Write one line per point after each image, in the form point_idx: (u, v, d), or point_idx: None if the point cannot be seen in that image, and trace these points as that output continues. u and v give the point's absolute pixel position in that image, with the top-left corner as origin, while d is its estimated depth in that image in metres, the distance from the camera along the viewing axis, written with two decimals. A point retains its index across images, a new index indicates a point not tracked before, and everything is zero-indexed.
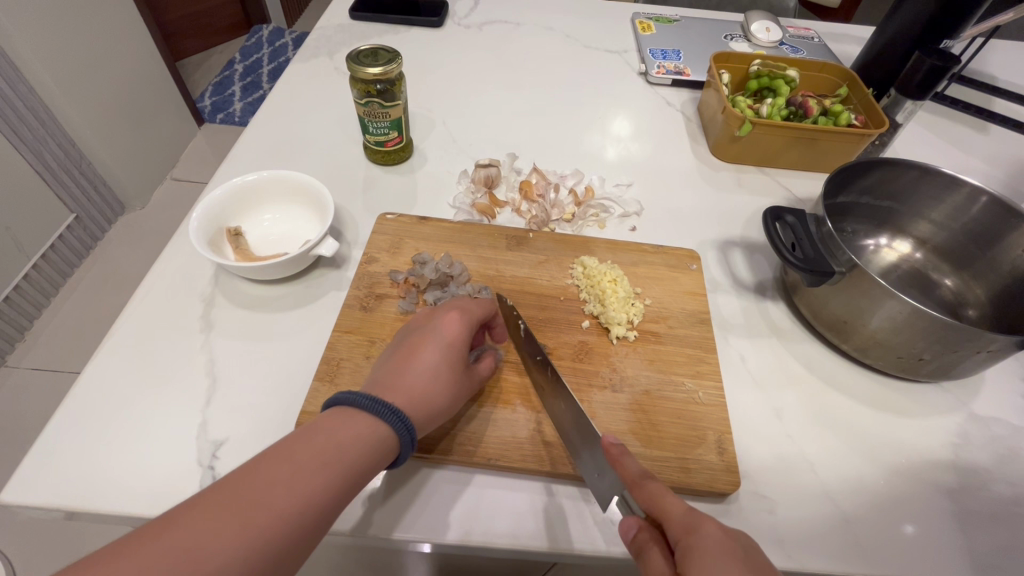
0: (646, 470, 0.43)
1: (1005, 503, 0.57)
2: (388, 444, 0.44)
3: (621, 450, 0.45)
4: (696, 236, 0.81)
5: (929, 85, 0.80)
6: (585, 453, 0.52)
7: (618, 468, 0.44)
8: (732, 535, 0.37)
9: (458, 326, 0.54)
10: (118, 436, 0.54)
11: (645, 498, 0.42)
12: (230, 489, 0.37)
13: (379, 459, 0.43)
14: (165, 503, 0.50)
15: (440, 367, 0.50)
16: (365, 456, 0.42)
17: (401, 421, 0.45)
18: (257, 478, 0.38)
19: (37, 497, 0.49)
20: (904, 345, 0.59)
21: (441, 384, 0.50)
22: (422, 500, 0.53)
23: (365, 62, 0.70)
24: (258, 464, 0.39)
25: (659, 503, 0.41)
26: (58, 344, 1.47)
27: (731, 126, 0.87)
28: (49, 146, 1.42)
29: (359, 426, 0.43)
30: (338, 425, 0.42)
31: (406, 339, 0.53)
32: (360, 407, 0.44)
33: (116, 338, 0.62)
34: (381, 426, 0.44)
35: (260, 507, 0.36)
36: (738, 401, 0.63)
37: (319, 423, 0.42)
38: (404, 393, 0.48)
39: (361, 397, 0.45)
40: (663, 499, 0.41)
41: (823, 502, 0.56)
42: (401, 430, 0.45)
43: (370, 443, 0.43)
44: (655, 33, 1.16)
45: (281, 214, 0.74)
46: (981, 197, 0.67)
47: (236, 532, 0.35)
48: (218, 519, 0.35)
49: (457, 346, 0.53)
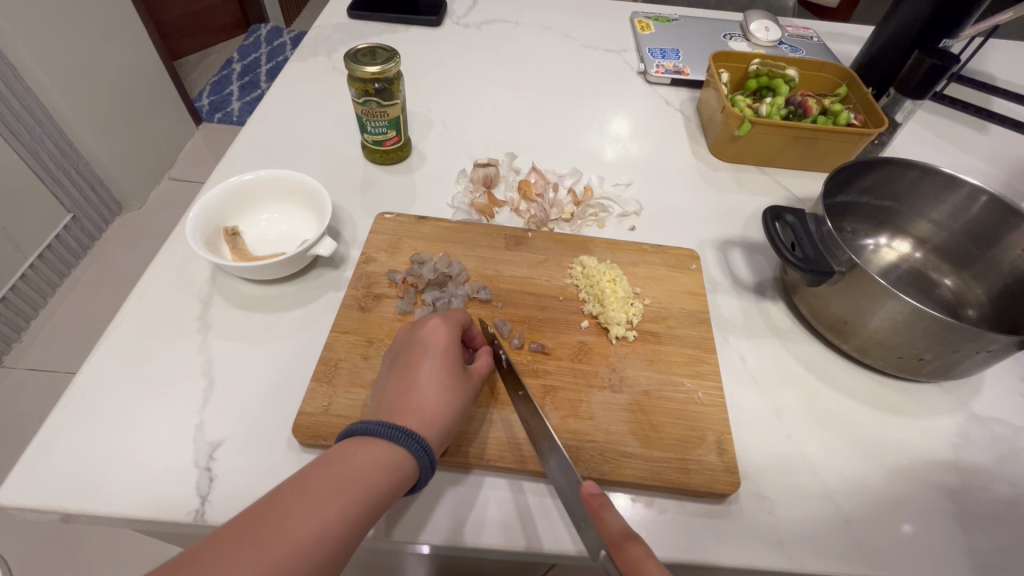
0: (628, 530, 0.41)
1: (1005, 503, 0.57)
2: (407, 466, 0.44)
3: (603, 502, 0.42)
4: (695, 236, 0.81)
5: (929, 84, 0.80)
6: (551, 459, 0.50)
7: (602, 526, 0.42)
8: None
9: (444, 331, 0.54)
10: (116, 437, 0.54)
11: (626, 565, 0.39)
12: (250, 524, 0.36)
13: (398, 484, 0.43)
14: (162, 505, 0.50)
15: (442, 378, 0.50)
16: (384, 480, 0.42)
17: (418, 441, 0.45)
18: (276, 511, 0.38)
19: (33, 499, 0.49)
20: (905, 345, 0.59)
21: (447, 396, 0.49)
22: (441, 504, 0.52)
23: (362, 60, 0.69)
24: (276, 498, 0.38)
25: (639, 571, 0.39)
26: (54, 344, 1.46)
27: (730, 125, 0.87)
28: (45, 145, 1.42)
29: (375, 453, 0.43)
30: (353, 454, 0.42)
31: (399, 356, 0.53)
32: (374, 435, 0.44)
33: (113, 339, 0.62)
34: (396, 449, 0.44)
35: (281, 539, 0.36)
36: (738, 401, 0.63)
37: (333, 453, 0.42)
38: (414, 414, 0.47)
39: (371, 425, 0.44)
40: (643, 566, 0.39)
41: (824, 503, 0.55)
42: (418, 450, 0.44)
43: (387, 467, 0.43)
44: (654, 32, 1.16)
45: (279, 214, 0.73)
46: (981, 196, 0.66)
47: (258, 564, 0.35)
48: (239, 553, 0.35)
49: (451, 353, 0.52)
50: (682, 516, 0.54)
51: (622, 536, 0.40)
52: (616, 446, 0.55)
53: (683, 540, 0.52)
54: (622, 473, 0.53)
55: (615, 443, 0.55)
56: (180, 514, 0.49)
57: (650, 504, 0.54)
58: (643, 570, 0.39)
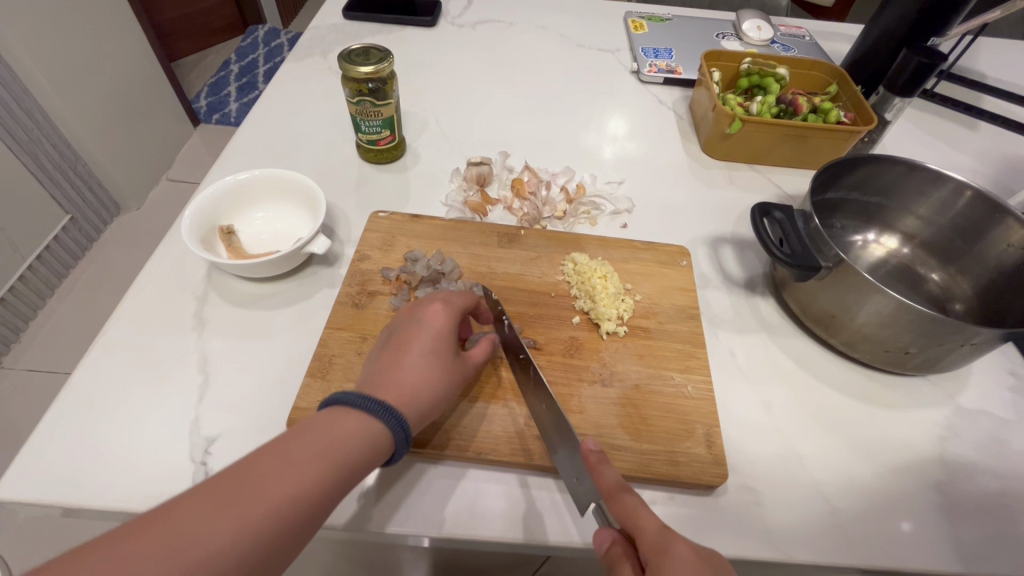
0: (623, 483, 0.43)
1: (991, 495, 0.58)
2: (383, 440, 0.45)
3: (600, 459, 0.45)
4: (687, 232, 0.82)
5: (917, 82, 0.81)
6: (562, 450, 0.52)
7: (598, 480, 0.44)
8: (701, 556, 0.38)
9: (443, 317, 0.54)
10: (111, 432, 0.55)
11: (620, 512, 0.42)
12: (228, 484, 0.37)
13: (375, 455, 0.44)
14: (158, 500, 0.51)
15: (430, 360, 0.51)
16: (362, 449, 0.43)
17: (395, 417, 0.45)
18: (254, 473, 0.38)
19: (31, 494, 0.50)
20: (891, 339, 0.60)
21: (433, 378, 0.50)
22: (416, 494, 0.53)
23: (356, 61, 0.70)
24: (254, 460, 0.39)
25: (633, 519, 0.41)
26: (54, 345, 1.47)
27: (721, 124, 0.88)
28: (44, 147, 1.42)
29: (355, 424, 0.43)
30: (334, 422, 0.43)
31: (395, 334, 0.54)
32: (355, 406, 0.44)
33: (109, 337, 0.62)
34: (375, 423, 0.44)
35: (259, 499, 0.36)
36: (728, 396, 0.64)
37: (313, 421, 0.43)
38: (397, 389, 0.48)
39: (354, 397, 0.45)
40: (638, 513, 0.41)
41: (812, 495, 0.56)
42: (395, 426, 0.45)
43: (366, 438, 0.43)
44: (647, 32, 1.17)
45: (273, 212, 0.74)
46: (967, 191, 0.67)
47: (235, 523, 0.35)
48: (216, 508, 0.35)
49: (445, 338, 0.53)
50: (671, 509, 0.54)
51: (618, 488, 0.43)
52: (606, 439, 0.56)
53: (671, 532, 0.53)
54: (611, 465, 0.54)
55: (605, 436, 0.56)
56: None
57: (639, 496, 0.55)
58: (636, 517, 0.41)
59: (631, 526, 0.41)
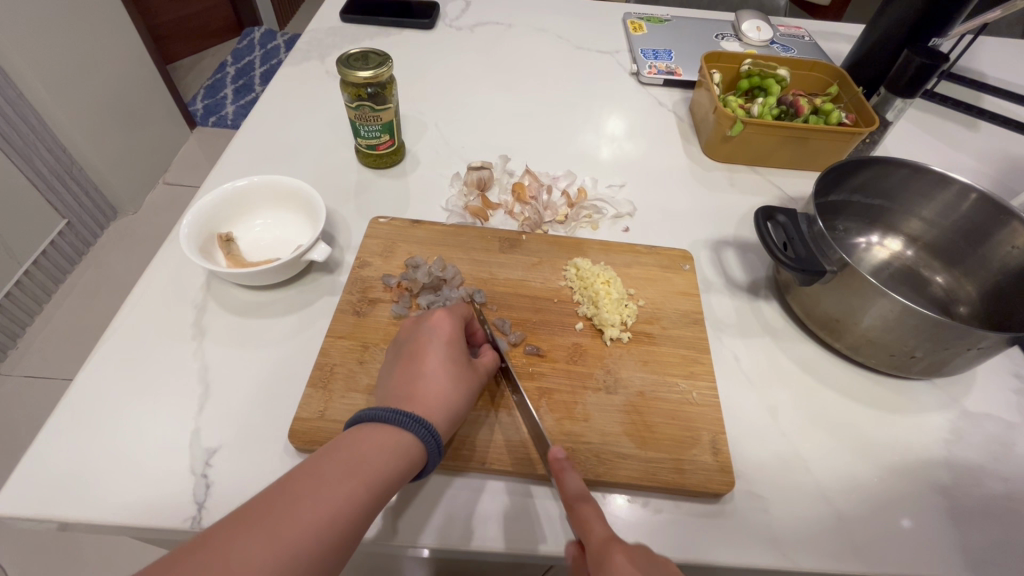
0: (582, 492, 0.45)
1: (998, 499, 0.57)
2: (415, 451, 0.45)
3: (564, 467, 0.47)
4: (690, 236, 0.81)
5: (919, 82, 0.80)
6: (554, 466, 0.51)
7: (561, 486, 0.46)
8: (639, 568, 0.38)
9: (448, 324, 0.55)
10: (113, 443, 0.54)
11: (575, 521, 0.44)
12: (262, 511, 0.37)
13: (407, 468, 0.44)
14: (158, 513, 0.50)
15: (447, 368, 0.51)
16: (392, 464, 0.43)
17: (425, 427, 0.46)
18: (284, 497, 0.38)
19: (30, 508, 0.49)
20: (897, 343, 0.59)
21: (454, 385, 0.50)
22: (439, 506, 0.53)
23: (354, 65, 0.70)
24: (287, 485, 0.39)
25: (585, 528, 0.43)
26: (50, 351, 1.46)
27: (723, 126, 0.88)
28: (40, 152, 1.42)
29: (384, 439, 0.44)
30: (361, 441, 0.43)
31: (404, 348, 0.54)
32: (383, 421, 0.45)
33: (109, 346, 0.62)
34: (405, 435, 0.45)
35: (290, 523, 0.36)
36: (732, 402, 0.63)
37: (342, 442, 0.43)
38: (421, 401, 0.48)
39: (381, 411, 0.45)
40: (590, 524, 0.43)
41: (818, 499, 0.56)
42: (426, 436, 0.45)
43: (397, 451, 0.44)
44: (646, 33, 1.16)
45: (272, 220, 0.73)
46: (971, 194, 0.67)
47: (267, 549, 0.35)
48: (252, 536, 0.35)
49: (455, 345, 0.54)
50: (677, 517, 0.54)
51: (576, 498, 0.45)
52: (611, 447, 0.55)
53: (677, 541, 0.52)
54: (617, 474, 0.54)
55: (610, 445, 0.56)
56: (176, 521, 0.49)
57: (646, 505, 0.54)
58: (589, 527, 0.43)
59: (584, 535, 0.43)
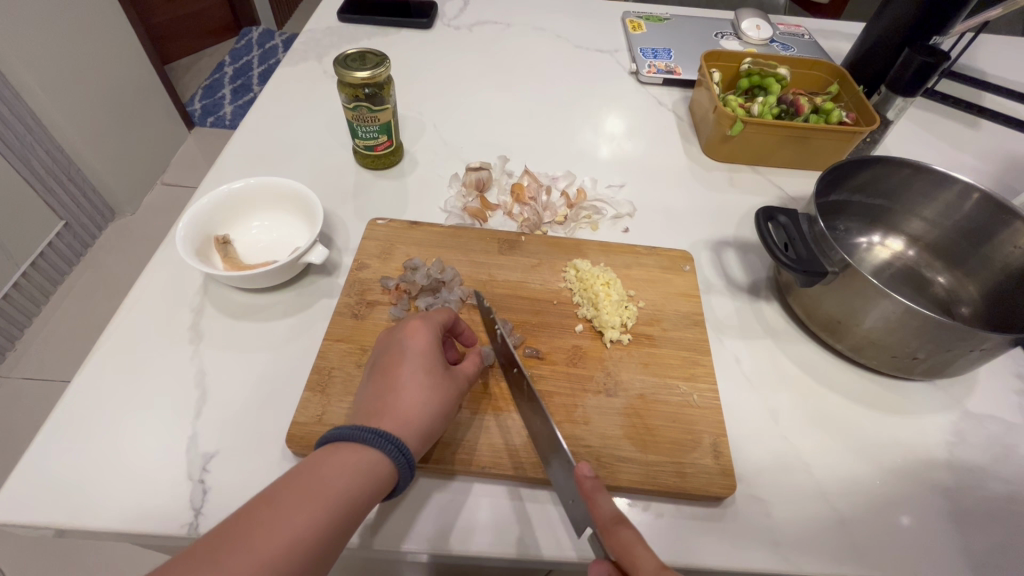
0: (619, 514, 0.42)
1: (1000, 501, 0.57)
2: (382, 467, 0.44)
3: (596, 487, 0.44)
4: (690, 237, 0.81)
5: (921, 81, 0.80)
6: (555, 464, 0.50)
7: (594, 510, 0.43)
8: None
9: (424, 332, 0.53)
10: (109, 448, 0.53)
11: (615, 546, 0.41)
12: (218, 543, 0.36)
13: (375, 485, 0.43)
14: (156, 519, 0.49)
15: (421, 379, 0.50)
16: (359, 483, 0.42)
17: (391, 442, 0.45)
18: (244, 526, 0.37)
19: (25, 515, 0.49)
20: (899, 344, 0.59)
21: (428, 398, 0.49)
22: (425, 510, 0.52)
23: (352, 66, 0.69)
24: (245, 514, 0.38)
25: (629, 555, 0.40)
26: (48, 353, 1.45)
27: (723, 125, 0.87)
28: (37, 153, 1.41)
29: (348, 458, 0.43)
30: (325, 461, 0.42)
31: (380, 360, 0.54)
32: (347, 439, 0.44)
33: (105, 349, 0.61)
34: (371, 452, 0.44)
35: (249, 554, 0.36)
36: (733, 404, 0.63)
37: (305, 464, 0.42)
38: (390, 416, 0.48)
39: (346, 429, 0.45)
40: (634, 550, 0.40)
41: (820, 502, 0.55)
42: (394, 451, 0.45)
43: (362, 470, 0.43)
44: (645, 32, 1.16)
45: (269, 222, 0.73)
46: (973, 194, 0.66)
47: None
48: (207, 569, 0.35)
49: (430, 354, 0.52)
50: (678, 520, 0.53)
51: (614, 521, 0.42)
52: (611, 450, 0.55)
53: (678, 544, 0.52)
54: (617, 478, 0.53)
55: (611, 448, 0.55)
56: (174, 527, 0.49)
57: (646, 508, 0.54)
58: (632, 555, 0.40)
59: (626, 562, 0.40)
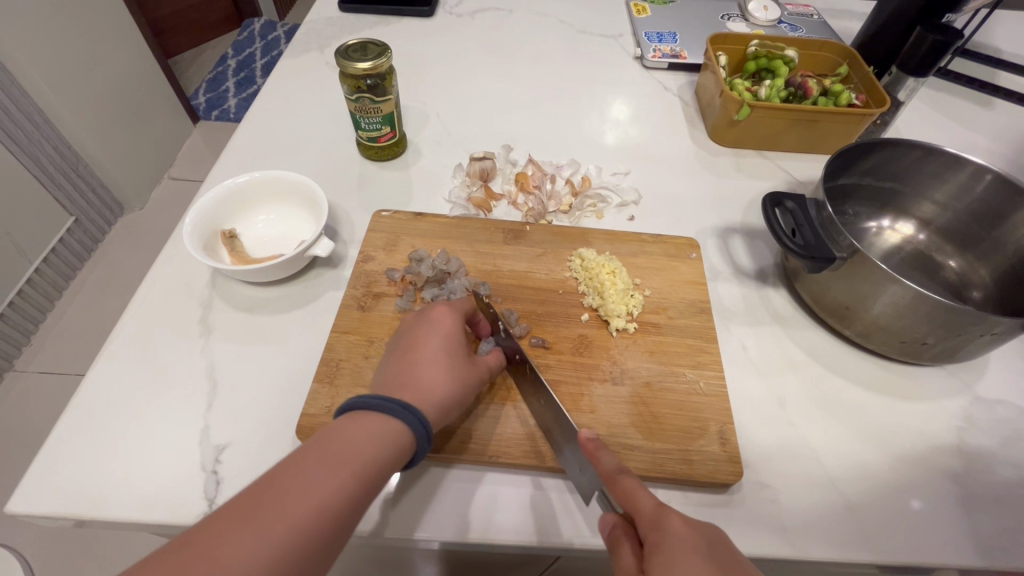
0: (623, 466, 0.43)
1: (1010, 486, 0.57)
2: (404, 438, 0.45)
3: (598, 446, 0.45)
4: (695, 224, 0.80)
5: (932, 61, 0.78)
6: (569, 451, 0.51)
7: (597, 466, 0.44)
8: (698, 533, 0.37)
9: (450, 318, 0.55)
10: (127, 439, 0.55)
11: (618, 494, 0.42)
12: (247, 506, 0.37)
13: (397, 455, 0.44)
14: (170, 509, 0.51)
15: (444, 357, 0.51)
16: (382, 451, 0.43)
17: (413, 413, 0.45)
18: (273, 490, 0.38)
19: (46, 505, 0.50)
20: (908, 330, 0.58)
21: (450, 376, 0.50)
22: (435, 499, 0.53)
23: (353, 57, 0.68)
24: (274, 478, 0.39)
25: (631, 499, 0.41)
26: (63, 347, 1.48)
27: (729, 110, 0.86)
28: (45, 148, 1.41)
29: (371, 427, 0.44)
30: (350, 429, 0.43)
31: (403, 340, 0.54)
32: (371, 408, 0.45)
33: (117, 345, 0.62)
34: (393, 422, 0.45)
35: (280, 515, 0.37)
36: (741, 391, 0.63)
37: (329, 431, 0.43)
38: (412, 389, 0.48)
39: (370, 398, 0.45)
40: (635, 494, 0.41)
41: (827, 488, 0.55)
42: (416, 424, 0.45)
43: (385, 440, 0.44)
44: (650, 15, 1.14)
45: (275, 216, 0.73)
46: (986, 175, 0.65)
47: (257, 543, 0.35)
48: (237, 533, 0.35)
49: (454, 338, 0.54)
50: (685, 508, 0.54)
51: (616, 471, 0.43)
52: (618, 439, 0.55)
53: None
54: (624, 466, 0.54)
55: (618, 436, 0.55)
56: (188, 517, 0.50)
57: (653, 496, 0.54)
58: (634, 499, 0.41)
59: (629, 508, 0.41)
